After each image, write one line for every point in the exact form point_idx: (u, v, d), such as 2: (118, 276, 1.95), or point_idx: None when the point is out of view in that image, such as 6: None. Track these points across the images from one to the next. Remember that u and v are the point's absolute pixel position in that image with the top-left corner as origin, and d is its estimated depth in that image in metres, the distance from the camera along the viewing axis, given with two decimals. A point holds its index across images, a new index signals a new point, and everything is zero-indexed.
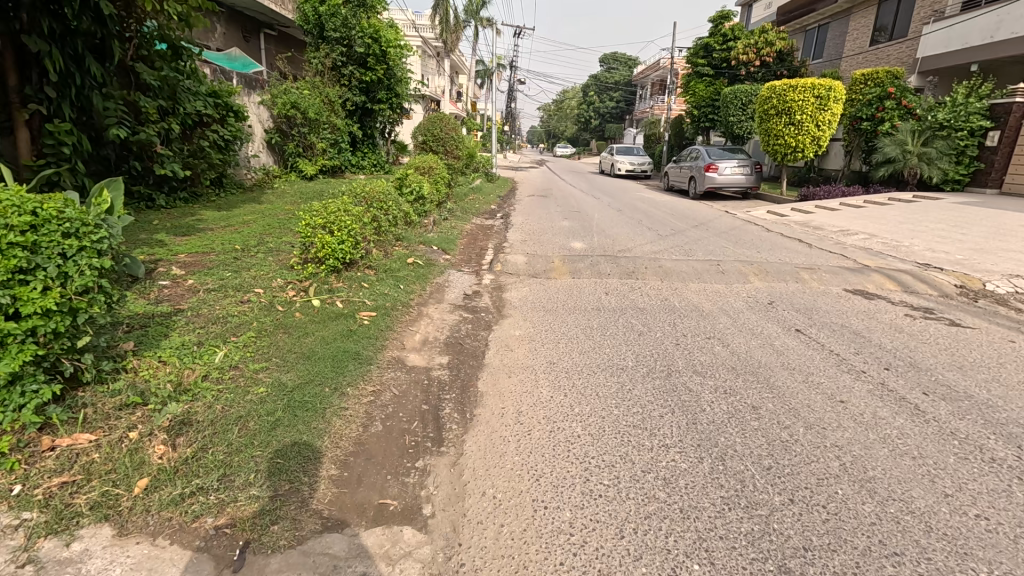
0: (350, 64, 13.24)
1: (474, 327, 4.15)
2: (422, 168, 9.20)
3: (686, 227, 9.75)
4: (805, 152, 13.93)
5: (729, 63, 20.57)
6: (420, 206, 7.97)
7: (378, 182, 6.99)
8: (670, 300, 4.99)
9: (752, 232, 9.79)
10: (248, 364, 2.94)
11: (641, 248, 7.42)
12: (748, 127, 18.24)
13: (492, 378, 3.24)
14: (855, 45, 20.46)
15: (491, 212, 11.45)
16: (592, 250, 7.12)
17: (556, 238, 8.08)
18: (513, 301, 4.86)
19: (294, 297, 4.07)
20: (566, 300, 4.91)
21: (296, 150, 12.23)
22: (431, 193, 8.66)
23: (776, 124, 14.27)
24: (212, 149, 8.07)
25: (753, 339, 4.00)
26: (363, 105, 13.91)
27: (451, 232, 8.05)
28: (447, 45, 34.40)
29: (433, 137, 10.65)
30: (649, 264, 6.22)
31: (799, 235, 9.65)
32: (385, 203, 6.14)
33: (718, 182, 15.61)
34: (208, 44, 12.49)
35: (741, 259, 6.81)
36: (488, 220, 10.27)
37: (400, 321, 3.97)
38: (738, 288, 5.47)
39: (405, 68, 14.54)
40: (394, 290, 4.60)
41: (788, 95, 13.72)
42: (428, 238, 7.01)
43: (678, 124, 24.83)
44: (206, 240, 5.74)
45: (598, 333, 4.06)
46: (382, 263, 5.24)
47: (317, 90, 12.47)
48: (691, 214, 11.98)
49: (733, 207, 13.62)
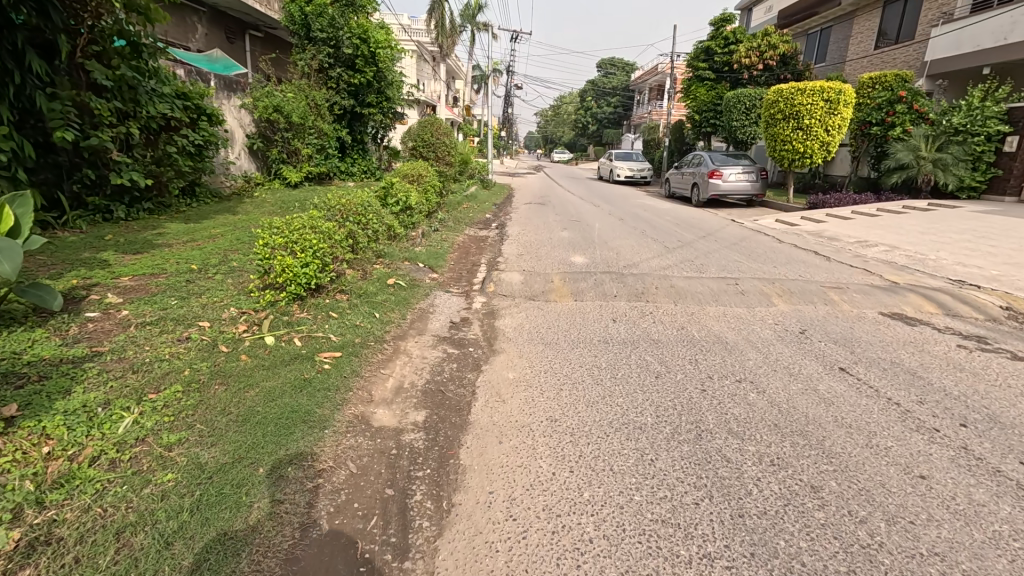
0: (338, 66, 12.65)
1: (459, 368, 3.49)
2: (411, 175, 8.58)
3: (693, 238, 9.12)
4: (814, 158, 13.35)
5: (731, 67, 20.07)
6: (407, 217, 7.34)
7: (359, 192, 6.35)
8: (687, 328, 4.35)
9: (764, 243, 9.16)
10: (161, 435, 2.29)
11: (649, 263, 6.78)
12: (752, 132, 17.69)
13: (479, 444, 2.58)
14: (859, 48, 19.99)
15: (486, 221, 10.81)
16: (595, 266, 6.49)
17: (554, 252, 7.44)
18: (506, 330, 4.20)
19: (244, 332, 3.42)
20: (568, 329, 4.26)
21: (280, 156, 11.62)
22: (420, 202, 8.02)
23: (783, 129, 13.72)
24: (180, 153, 7.41)
25: (791, 382, 3.36)
26: (352, 109, 13.30)
27: (441, 245, 7.41)
28: (443, 49, 33.96)
29: (423, 142, 10.00)
30: (659, 283, 5.59)
31: (814, 246, 9.03)
32: (364, 216, 5.50)
33: (722, 189, 15.05)
34: (187, 45, 11.89)
35: (759, 276, 6.20)
36: (481, 230, 9.65)
37: (369, 363, 3.31)
38: (761, 313, 4.84)
39: (396, 70, 13.96)
40: (366, 321, 3.95)
41: (796, 99, 13.18)
42: (414, 253, 6.37)
43: (678, 129, 24.31)
44: (159, 258, 5.08)
45: (607, 375, 3.41)
46: (357, 286, 4.59)
47: (302, 93, 11.86)
48: (697, 223, 11.35)
49: (739, 215, 13.04)
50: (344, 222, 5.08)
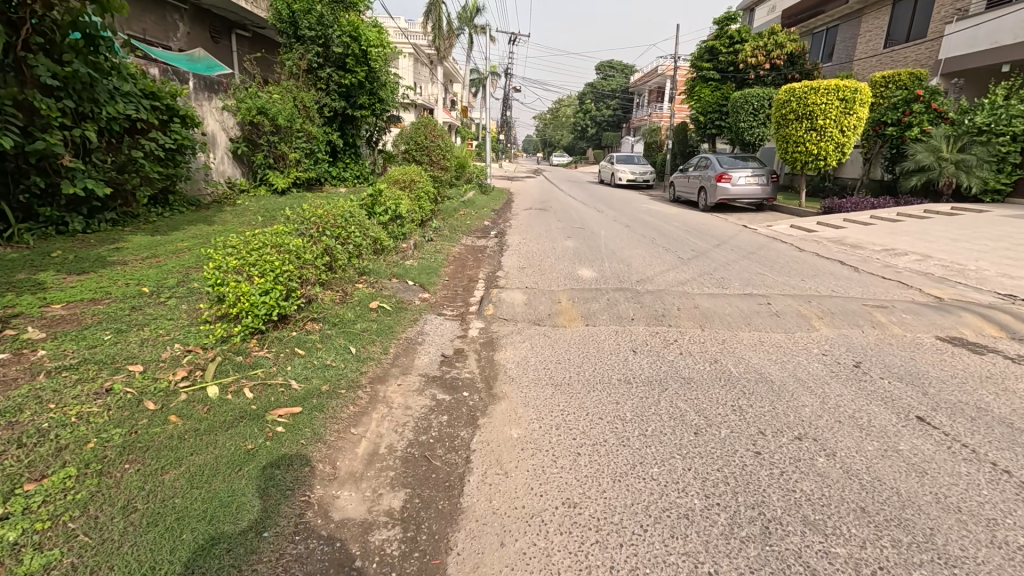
0: (328, 66, 12.02)
1: (451, 423, 2.81)
2: (403, 181, 7.93)
3: (708, 247, 8.47)
4: (828, 160, 12.73)
5: (736, 67, 19.47)
6: (397, 227, 6.68)
7: (342, 201, 5.70)
8: (722, 362, 3.68)
9: (783, 252, 8.51)
10: (22, 557, 1.62)
11: (665, 278, 6.13)
12: (760, 134, 17.07)
13: (474, 549, 1.90)
14: (868, 47, 19.43)
15: (484, 229, 10.17)
16: (606, 282, 5.84)
17: (560, 265, 6.78)
18: (508, 368, 3.53)
19: (182, 381, 2.75)
20: (581, 365, 3.59)
21: (266, 161, 10.98)
22: (412, 210, 7.37)
23: (796, 130, 13.09)
24: (147, 159, 6.82)
25: (864, 439, 2.69)
26: (343, 112, 12.66)
27: (436, 258, 6.77)
28: (440, 52, 33.41)
29: (417, 146, 9.32)
30: (681, 303, 4.94)
31: (838, 255, 8.37)
32: (345, 229, 4.84)
33: (731, 194, 14.41)
34: (167, 44, 11.27)
35: (790, 292, 5.54)
36: (479, 239, 9.01)
37: (339, 421, 2.64)
38: (802, 340, 4.17)
39: (390, 71, 13.34)
40: (339, 359, 3.29)
41: (809, 97, 12.56)
42: (404, 268, 5.71)
43: (682, 132, 23.71)
44: (108, 278, 4.43)
45: (634, 430, 2.74)
46: (333, 312, 3.92)
47: (289, 95, 11.22)
48: (708, 230, 10.70)
49: (751, 221, 12.42)
50: (319, 237, 4.43)
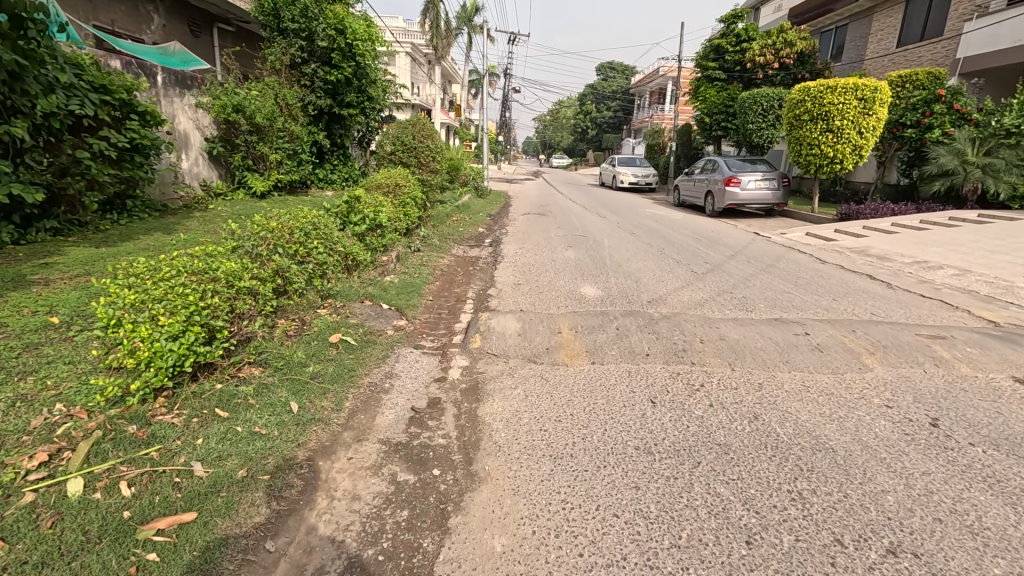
0: (312, 62, 11.26)
1: (411, 526, 2.05)
2: (386, 185, 7.16)
3: (722, 260, 7.73)
4: (844, 164, 12.01)
5: (743, 66, 18.76)
6: (376, 238, 5.93)
7: (308, 210, 4.92)
8: (765, 421, 2.92)
9: (804, 264, 7.76)
10: None
11: (680, 298, 5.38)
12: (768, 135, 16.34)
13: None
14: (880, 46, 18.74)
15: (478, 237, 9.43)
16: (613, 304, 5.10)
17: (560, 281, 6.03)
18: (494, 429, 2.76)
19: (36, 471, 1.99)
20: (587, 425, 2.83)
21: (245, 162, 10.25)
22: (395, 218, 6.60)
23: (810, 131, 12.35)
24: (95, 160, 6.09)
25: (985, 555, 1.93)
26: (329, 110, 11.89)
27: (421, 273, 6.02)
28: (437, 52, 32.72)
29: (403, 146, 8.41)
30: (704, 332, 4.19)
31: (865, 268, 7.63)
32: (304, 245, 4.08)
33: (740, 199, 13.69)
34: (140, 37, 10.53)
35: (826, 317, 4.80)
36: (472, 249, 8.26)
37: (249, 534, 1.87)
38: (856, 385, 3.42)
39: (379, 67, 12.59)
40: (272, 424, 2.52)
41: (825, 97, 11.83)
42: (380, 289, 4.94)
43: (686, 133, 22.98)
44: (14, 304, 3.67)
45: (663, 540, 1.99)
46: (278, 354, 3.16)
47: (270, 91, 10.45)
48: (719, 239, 9.96)
49: (763, 229, 11.69)
50: (269, 256, 3.67)
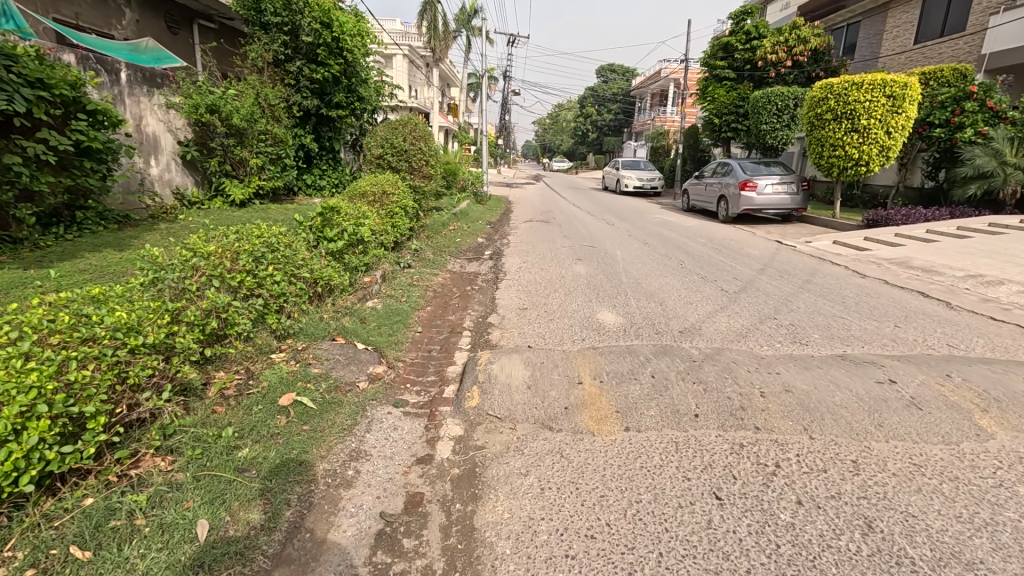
0: (297, 59, 10.44)
1: None
2: (371, 193, 6.32)
3: (751, 274, 6.88)
4: (870, 166, 11.17)
5: (753, 65, 17.93)
6: (357, 255, 5.08)
7: (268, 226, 4.05)
8: (884, 534, 2.05)
9: (843, 280, 6.91)
10: None
11: (716, 328, 4.53)
12: (783, 137, 15.50)
13: None
14: (896, 43, 17.96)
15: (477, 249, 8.58)
16: (639, 336, 4.25)
17: (572, 305, 5.17)
18: (499, 558, 1.89)
19: None
20: (633, 546, 1.96)
21: (222, 167, 9.41)
22: (380, 232, 5.74)
23: (833, 131, 11.50)
24: (29, 167, 5.25)
25: None
26: (316, 111, 11.06)
27: (411, 297, 5.15)
28: (435, 54, 31.93)
29: (393, 149, 7.47)
30: (762, 379, 3.33)
31: (912, 283, 6.78)
32: (253, 272, 3.22)
33: (756, 204, 12.84)
34: (110, 33, 9.73)
35: (901, 355, 3.94)
36: (470, 263, 7.41)
37: None
38: (983, 461, 2.55)
39: (369, 65, 11.78)
40: (156, 570, 1.65)
41: (850, 95, 10.99)
42: (357, 322, 4.07)
43: (692, 135, 22.18)
44: None
45: None
46: (199, 431, 2.30)
47: (249, 90, 9.62)
48: (740, 249, 9.10)
49: (786, 237, 10.85)
50: (198, 292, 2.82)
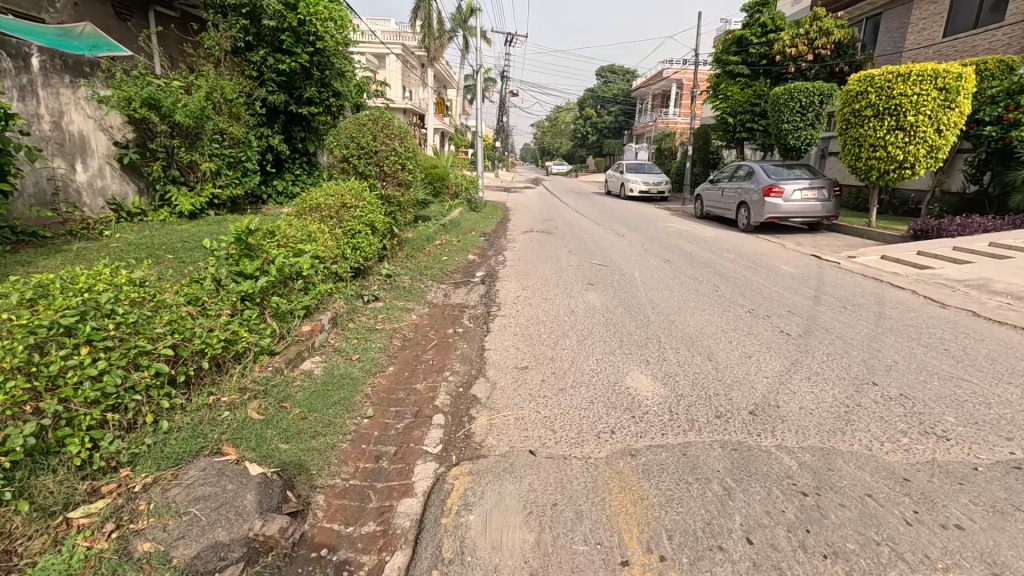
0: (261, 48, 9.05)
1: None
2: (325, 206, 4.93)
3: (808, 305, 5.50)
4: (915, 169, 9.81)
5: (770, 60, 16.59)
6: (290, 295, 3.70)
7: (120, 270, 2.67)
8: None
9: (922, 311, 5.53)
10: None
11: (801, 407, 3.13)
12: (806, 137, 14.15)
13: None
14: (922, 37, 16.64)
15: (467, 269, 7.19)
16: (693, 428, 2.86)
17: (588, 362, 3.78)
18: None
19: None
20: None
21: (167, 172, 8.03)
22: (331, 258, 4.37)
23: (873, 129, 10.12)
24: None
25: None
26: (285, 108, 9.66)
27: (367, 354, 3.76)
28: (430, 53, 30.57)
29: (360, 149, 6.02)
30: (929, 533, 1.96)
31: (1009, 315, 5.40)
32: (35, 369, 1.85)
33: (783, 212, 11.49)
34: (39, 17, 8.39)
35: None
36: (457, 289, 6.03)
37: None
38: None
39: (347, 56, 10.39)
40: None
41: (895, 88, 9.61)
42: (266, 415, 2.68)
43: (702, 135, 20.83)
44: None
45: None
46: None
47: (200, 83, 8.24)
48: (777, 267, 7.73)
49: (824, 250, 9.48)
50: None
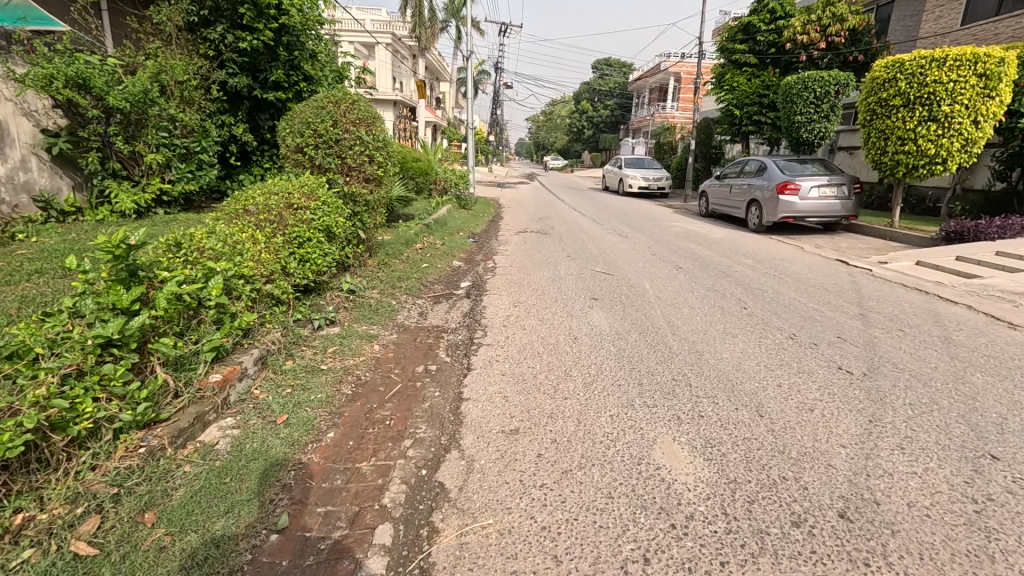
0: (218, 22, 7.92)
1: None
2: (264, 207, 3.92)
3: (857, 327, 4.57)
4: (948, 164, 8.89)
5: (779, 48, 15.63)
6: (193, 333, 2.73)
7: None
8: None
9: (992, 334, 4.62)
10: None
11: (909, 504, 2.18)
12: (820, 130, 13.21)
13: None
14: (939, 25, 15.73)
15: (450, 278, 6.19)
16: (767, 554, 1.88)
17: (599, 422, 2.80)
18: None
19: None
20: None
21: (105, 165, 6.93)
22: (263, 275, 3.37)
23: (902, 120, 9.18)
24: None
25: None
26: (249, 94, 8.53)
27: (299, 412, 2.77)
28: (421, 43, 29.32)
29: (319, 137, 4.99)
30: None
31: None
32: None
33: (799, 211, 10.54)
34: None
35: None
36: (435, 305, 5.05)
37: None
38: None
39: (320, 36, 9.30)
40: None
41: (928, 74, 8.69)
42: (101, 548, 1.74)
43: (706, 129, 19.86)
44: None
45: None
46: None
47: (146, 63, 7.18)
48: (805, 275, 6.79)
49: (849, 254, 8.58)
50: None
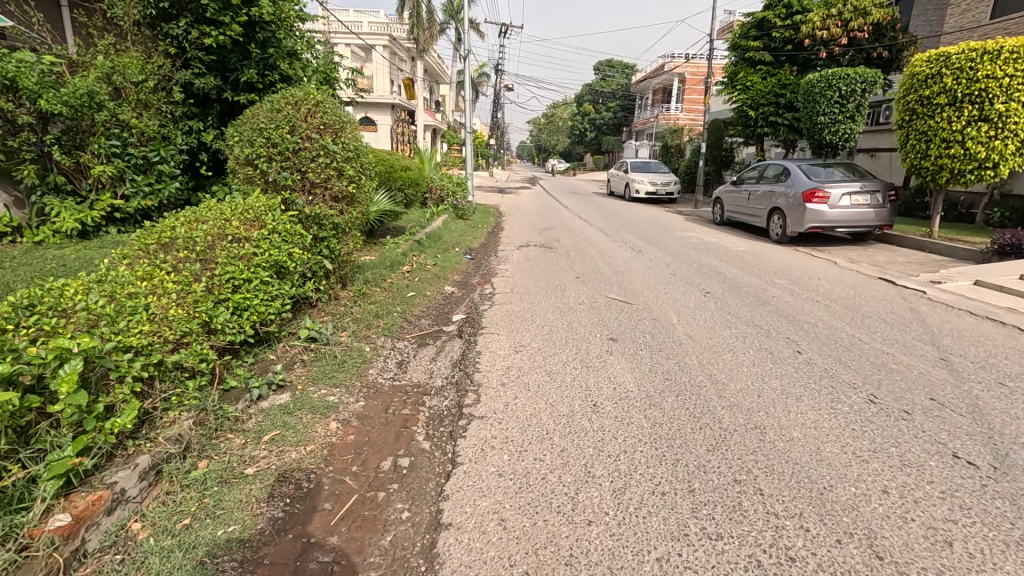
0: (180, 15, 7.00)
1: None
2: (185, 241, 3.01)
3: (949, 382, 3.61)
4: (1000, 169, 7.92)
5: (796, 45, 14.69)
6: (22, 450, 1.83)
7: None
8: None
9: None
10: None
11: None
12: (845, 132, 12.26)
13: None
14: (966, 19, 14.76)
15: (439, 309, 5.25)
16: None
17: None
18: None
19: None
20: None
21: (45, 178, 6.08)
22: (163, 341, 2.45)
23: (948, 120, 8.21)
24: None
25: None
26: (219, 96, 7.59)
27: (190, 566, 1.83)
28: (418, 45, 28.45)
29: (274, 147, 4.07)
30: None
31: None
32: None
33: (828, 220, 9.56)
34: None
35: None
36: (418, 350, 4.11)
37: None
38: None
39: (298, 34, 8.41)
40: None
41: (981, 68, 7.75)
42: None
43: (716, 131, 18.90)
44: None
45: None
46: None
47: (96, 62, 6.33)
48: (855, 301, 5.83)
49: (892, 270, 7.64)
50: None
